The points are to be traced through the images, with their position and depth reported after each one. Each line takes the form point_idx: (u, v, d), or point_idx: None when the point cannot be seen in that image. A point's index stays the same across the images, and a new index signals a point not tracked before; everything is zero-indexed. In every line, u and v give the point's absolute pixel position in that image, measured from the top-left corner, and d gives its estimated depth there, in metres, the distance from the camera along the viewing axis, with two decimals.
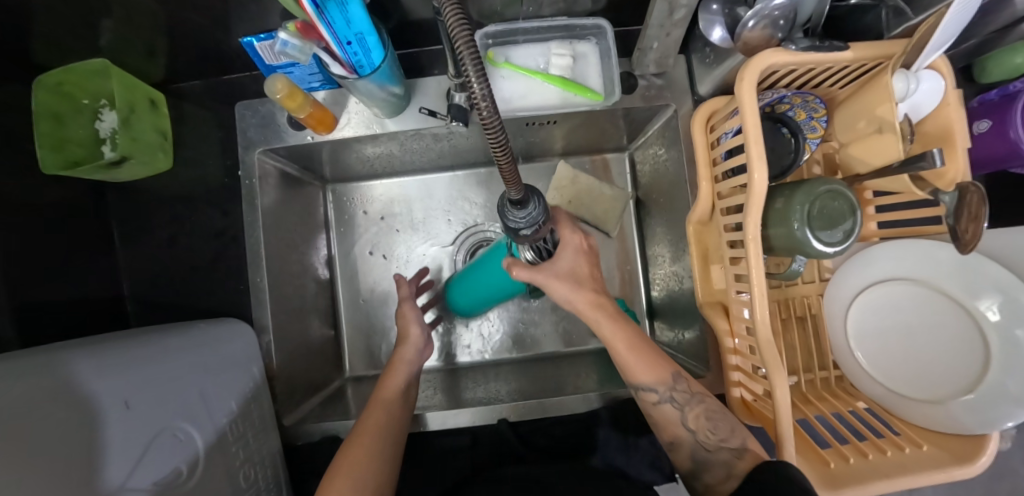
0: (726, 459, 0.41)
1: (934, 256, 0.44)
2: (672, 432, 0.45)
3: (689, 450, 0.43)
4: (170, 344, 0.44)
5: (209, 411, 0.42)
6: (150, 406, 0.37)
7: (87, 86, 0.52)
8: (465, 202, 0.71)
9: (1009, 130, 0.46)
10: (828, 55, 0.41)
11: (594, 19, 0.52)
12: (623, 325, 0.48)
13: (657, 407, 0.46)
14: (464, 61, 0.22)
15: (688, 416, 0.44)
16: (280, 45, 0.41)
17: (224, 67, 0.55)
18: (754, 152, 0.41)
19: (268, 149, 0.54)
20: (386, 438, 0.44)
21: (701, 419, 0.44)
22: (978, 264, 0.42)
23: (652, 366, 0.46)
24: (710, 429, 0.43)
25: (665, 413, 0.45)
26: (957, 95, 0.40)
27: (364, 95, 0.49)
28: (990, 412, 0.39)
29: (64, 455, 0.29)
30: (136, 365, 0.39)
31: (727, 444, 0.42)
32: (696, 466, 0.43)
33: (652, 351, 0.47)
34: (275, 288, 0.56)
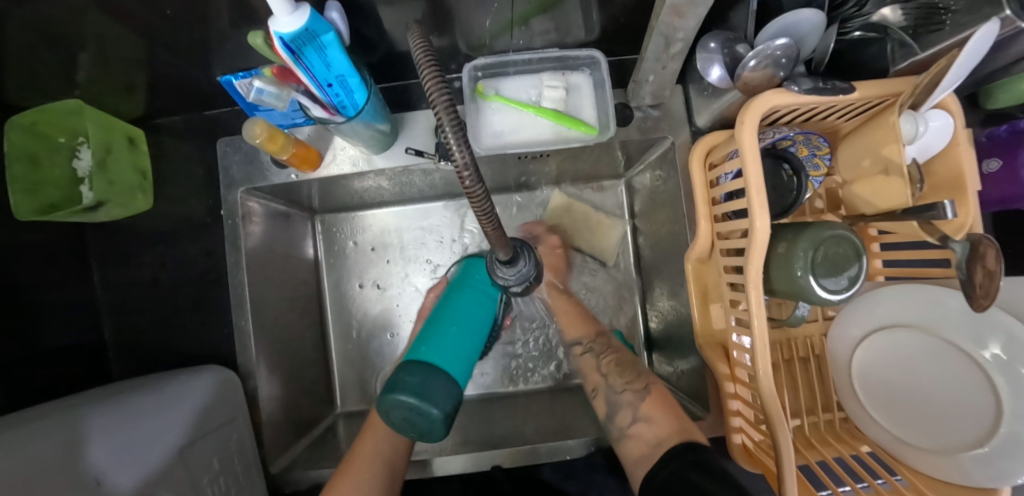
0: (630, 401, 0.46)
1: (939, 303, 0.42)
2: (591, 380, 0.51)
3: (604, 395, 0.48)
4: (146, 405, 0.42)
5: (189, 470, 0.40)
6: (124, 481, 0.35)
7: (64, 125, 0.51)
8: (457, 231, 0.70)
9: (1022, 169, 0.43)
10: (831, 98, 0.38)
11: (586, 50, 0.50)
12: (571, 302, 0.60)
13: (582, 356, 0.54)
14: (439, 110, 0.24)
15: (602, 364, 0.51)
16: (254, 92, 0.39)
17: (205, 102, 0.53)
18: (756, 199, 0.39)
19: (251, 188, 0.53)
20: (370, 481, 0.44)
21: (612, 365, 0.50)
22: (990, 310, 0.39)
23: (582, 325, 0.57)
24: (618, 374, 0.49)
25: (586, 362, 0.53)
26: (967, 135, 0.38)
27: (347, 134, 0.47)
28: (1001, 468, 0.37)
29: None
30: (111, 435, 0.38)
31: (632, 386, 0.47)
32: (611, 409, 0.47)
33: (583, 315, 0.58)
34: (262, 330, 0.54)
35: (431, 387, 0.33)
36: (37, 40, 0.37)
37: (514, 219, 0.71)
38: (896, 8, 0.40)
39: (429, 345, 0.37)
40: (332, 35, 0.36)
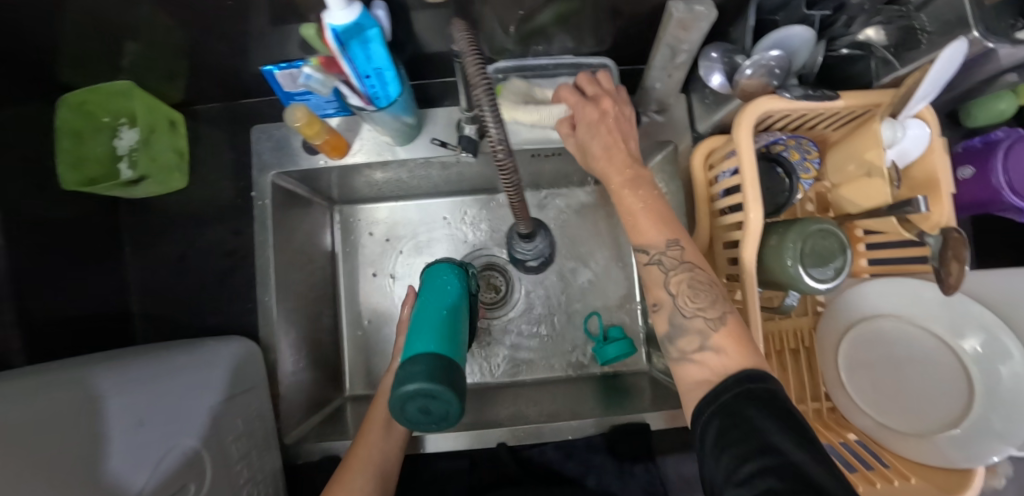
0: (700, 326, 0.37)
1: (922, 299, 0.46)
2: (654, 294, 0.41)
3: (667, 314, 0.39)
4: (183, 361, 0.44)
5: (217, 426, 0.42)
6: (163, 421, 0.37)
7: (109, 105, 0.53)
8: (468, 225, 0.73)
9: (992, 177, 0.47)
10: (820, 103, 0.43)
11: (599, 58, 0.54)
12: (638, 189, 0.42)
13: (645, 266, 0.41)
14: (480, 101, 0.30)
15: (669, 282, 0.40)
16: (303, 77, 0.42)
17: (242, 92, 0.57)
18: (751, 193, 0.43)
19: (281, 172, 0.56)
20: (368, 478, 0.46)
21: (684, 284, 0.39)
22: (963, 304, 0.44)
23: (661, 225, 0.41)
24: (691, 297, 0.39)
25: (649, 274, 0.41)
26: (941, 143, 0.43)
27: (379, 123, 0.51)
28: (975, 447, 0.40)
29: (62, 478, 0.28)
30: (140, 386, 0.38)
31: (705, 313, 0.38)
32: (672, 330, 0.39)
33: (665, 215, 0.42)
34: (283, 307, 0.57)
35: (427, 366, 0.32)
36: (105, 21, 0.41)
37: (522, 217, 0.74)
38: (879, 29, 0.45)
39: (416, 339, 0.37)
40: (376, 30, 0.40)
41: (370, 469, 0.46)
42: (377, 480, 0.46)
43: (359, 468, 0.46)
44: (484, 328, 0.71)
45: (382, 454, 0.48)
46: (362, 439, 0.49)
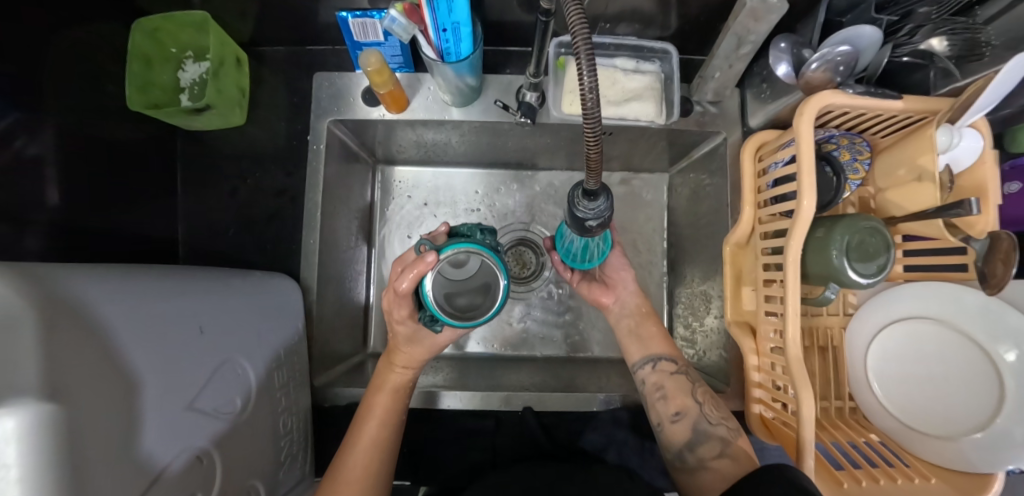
0: (723, 435, 0.47)
1: (963, 305, 0.46)
2: (679, 402, 0.50)
3: (694, 420, 0.49)
4: (238, 283, 0.43)
5: (264, 354, 0.43)
6: (220, 334, 0.37)
7: (179, 37, 0.54)
8: (506, 199, 0.74)
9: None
10: (884, 102, 0.44)
11: (662, 43, 0.55)
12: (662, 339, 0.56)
13: (672, 376, 0.52)
14: (580, 55, 0.30)
15: (697, 391, 0.51)
16: (387, 21, 0.44)
17: (308, 38, 0.58)
18: (806, 182, 0.44)
19: (338, 119, 0.57)
20: (388, 435, 0.47)
21: (708, 395, 0.51)
22: (1000, 313, 0.45)
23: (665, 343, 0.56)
24: (714, 407, 0.50)
25: (676, 382, 0.52)
26: (993, 155, 0.44)
27: (442, 79, 0.52)
28: (995, 452, 0.42)
29: (127, 376, 0.27)
30: (200, 294, 0.37)
31: (727, 422, 0.48)
32: (694, 437, 0.48)
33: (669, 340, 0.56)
34: (324, 253, 0.58)
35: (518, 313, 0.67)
36: None
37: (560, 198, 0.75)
38: (944, 39, 0.45)
39: None
40: None
41: (377, 443, 0.46)
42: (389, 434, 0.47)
43: (364, 444, 0.46)
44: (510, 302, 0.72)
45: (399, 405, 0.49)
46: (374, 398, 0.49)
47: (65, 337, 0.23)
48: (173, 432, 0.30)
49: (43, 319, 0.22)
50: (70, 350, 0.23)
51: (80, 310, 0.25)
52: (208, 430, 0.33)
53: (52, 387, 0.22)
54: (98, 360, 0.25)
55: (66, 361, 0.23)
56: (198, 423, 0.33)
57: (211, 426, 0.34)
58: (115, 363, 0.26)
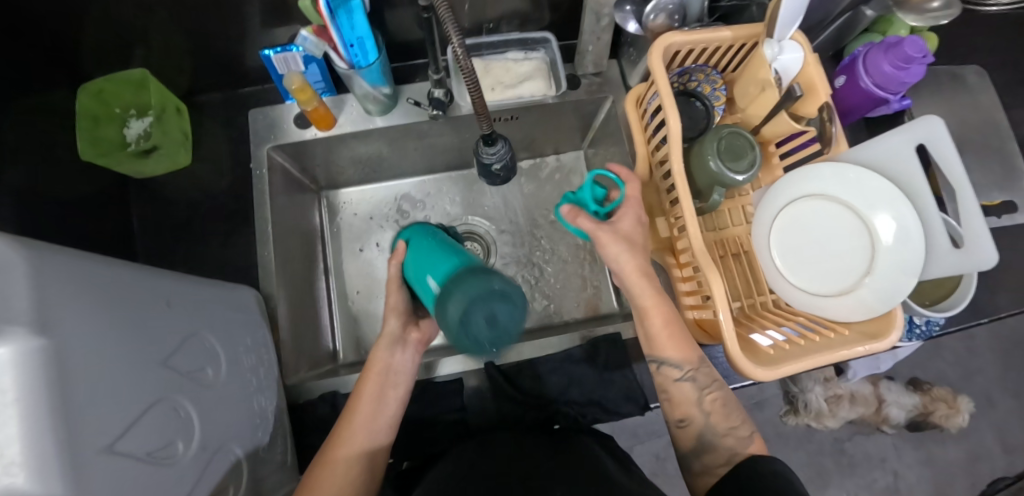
0: (732, 446, 0.47)
1: (840, 174, 0.52)
2: (683, 410, 0.50)
3: (699, 429, 0.49)
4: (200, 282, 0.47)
5: (229, 337, 0.46)
6: (186, 311, 0.40)
7: (121, 97, 0.61)
8: (444, 199, 0.81)
9: (859, 82, 0.55)
10: (713, 34, 0.53)
11: (541, 32, 0.63)
12: (672, 326, 0.50)
13: (677, 383, 0.50)
14: (446, 24, 0.39)
15: (705, 400, 0.50)
16: (300, 41, 0.52)
17: (240, 81, 0.66)
18: (669, 104, 0.51)
19: (275, 146, 0.64)
20: (354, 464, 0.44)
21: (717, 404, 0.49)
22: (857, 175, 0.51)
23: (682, 347, 0.50)
24: (724, 417, 0.49)
25: (683, 390, 0.50)
26: (815, 58, 0.53)
27: (358, 91, 0.60)
28: (883, 290, 0.49)
29: (108, 323, 0.30)
30: (168, 278, 0.41)
31: (738, 432, 0.48)
32: (699, 445, 0.48)
33: (684, 331, 0.50)
34: (279, 264, 0.62)
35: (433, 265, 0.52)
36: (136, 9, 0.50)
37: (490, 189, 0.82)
38: None
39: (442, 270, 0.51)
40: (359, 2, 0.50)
41: (355, 455, 0.44)
42: (360, 462, 0.44)
43: (339, 460, 0.44)
44: None
45: (371, 434, 0.46)
46: (348, 425, 0.46)
47: (54, 273, 0.27)
48: (153, 379, 0.33)
49: (35, 252, 0.26)
50: (56, 290, 0.27)
51: (62, 257, 0.29)
52: (182, 385, 0.36)
53: (46, 303, 0.26)
54: (84, 297, 0.29)
55: (52, 293, 0.26)
56: (172, 378, 0.36)
57: (185, 383, 0.37)
58: (101, 306, 0.30)
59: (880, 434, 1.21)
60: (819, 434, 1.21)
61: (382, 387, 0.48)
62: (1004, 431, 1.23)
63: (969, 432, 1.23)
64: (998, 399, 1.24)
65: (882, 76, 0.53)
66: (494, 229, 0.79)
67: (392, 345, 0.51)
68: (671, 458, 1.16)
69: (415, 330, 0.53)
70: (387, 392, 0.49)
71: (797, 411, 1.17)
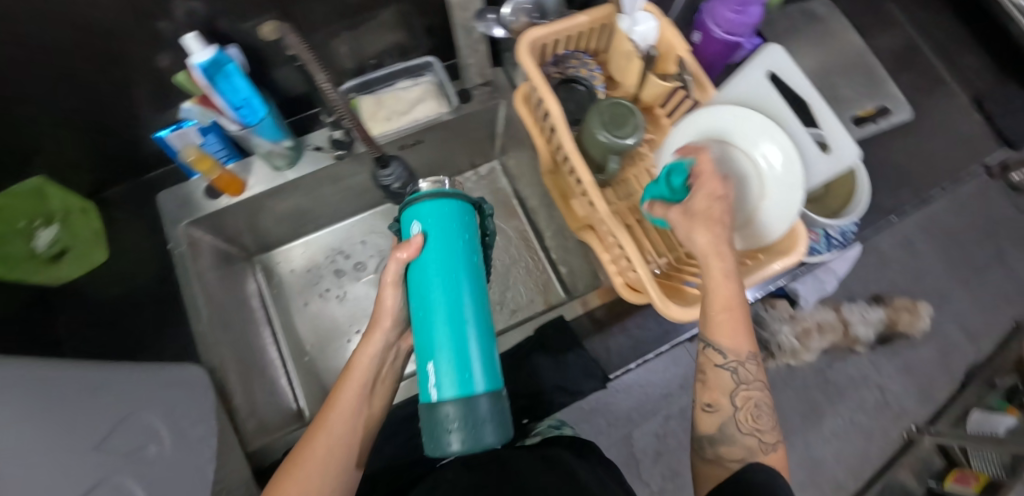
0: (751, 446, 0.43)
1: (721, 115, 0.53)
2: (713, 396, 0.46)
3: (723, 421, 0.44)
4: (128, 371, 0.46)
5: (170, 413, 0.47)
6: (118, 395, 0.44)
7: (18, 211, 0.59)
8: (375, 234, 0.83)
9: (713, 33, 0.59)
10: (570, 20, 0.56)
11: (421, 58, 0.66)
12: (728, 283, 0.43)
13: (716, 369, 0.45)
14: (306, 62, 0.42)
15: (738, 396, 0.45)
16: (183, 113, 0.53)
17: (143, 168, 0.67)
18: (546, 91, 0.54)
19: (191, 221, 0.64)
20: (343, 449, 0.39)
21: (749, 405, 0.45)
22: (727, 111, 0.53)
23: (737, 335, 0.44)
24: (756, 420, 0.44)
25: (721, 378, 0.45)
26: (667, 22, 0.57)
27: (259, 148, 0.61)
28: (782, 210, 0.49)
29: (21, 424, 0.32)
30: (99, 370, 0.44)
31: (761, 435, 0.44)
32: (718, 435, 0.44)
33: (741, 316, 0.44)
34: (218, 335, 0.62)
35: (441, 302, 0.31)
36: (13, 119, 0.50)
37: None
38: None
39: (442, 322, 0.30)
40: (233, 65, 0.52)
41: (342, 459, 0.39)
42: (348, 451, 0.39)
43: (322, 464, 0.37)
44: None
45: (355, 417, 0.41)
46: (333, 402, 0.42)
47: None
48: (89, 470, 0.37)
49: None
50: None
51: None
52: (122, 466, 0.40)
53: None
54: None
55: None
56: (106, 461, 0.39)
57: (123, 462, 0.40)
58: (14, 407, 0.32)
59: (851, 353, 1.32)
60: (801, 372, 1.31)
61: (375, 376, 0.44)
62: (962, 320, 1.36)
63: (932, 330, 1.35)
64: (949, 294, 1.37)
65: (728, 23, 0.57)
66: None
67: (383, 350, 0.44)
68: (671, 433, 1.19)
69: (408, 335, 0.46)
70: (376, 387, 0.45)
71: (774, 355, 1.24)
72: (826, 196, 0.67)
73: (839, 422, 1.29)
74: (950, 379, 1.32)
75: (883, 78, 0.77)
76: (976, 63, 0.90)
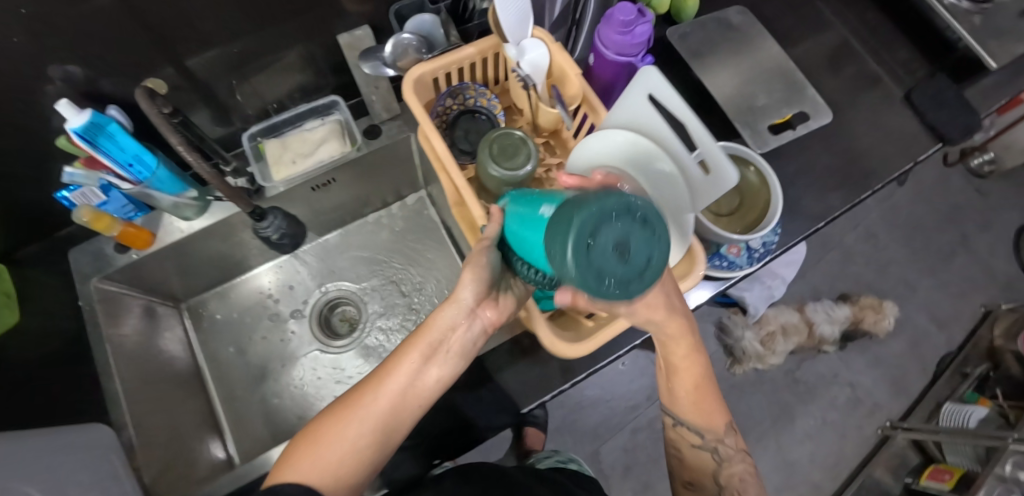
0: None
1: (608, 139, 0.49)
2: (694, 460, 0.50)
3: (710, 480, 0.49)
4: (29, 435, 0.46)
5: (77, 471, 0.46)
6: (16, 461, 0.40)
7: None
8: (301, 273, 0.84)
9: (604, 56, 0.57)
10: (454, 54, 0.55)
11: (326, 97, 0.67)
12: (693, 354, 0.46)
13: (676, 429, 0.50)
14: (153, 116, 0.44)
15: (719, 458, 0.49)
16: (67, 176, 0.54)
17: (53, 225, 0.67)
18: (430, 128, 0.53)
19: (103, 276, 0.64)
20: (367, 426, 0.38)
21: (733, 477, 0.48)
22: (610, 135, 0.49)
23: (700, 407, 0.48)
24: (739, 484, 0.48)
25: (686, 439, 0.50)
26: (557, 46, 0.55)
27: (159, 201, 0.62)
28: (675, 232, 0.48)
29: None
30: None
31: (748, 492, 0.47)
32: (700, 490, 0.50)
33: (706, 389, 0.48)
34: (130, 389, 0.61)
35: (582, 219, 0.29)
36: None
37: (343, 249, 0.85)
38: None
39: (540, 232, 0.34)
40: (116, 125, 0.51)
41: (373, 422, 0.39)
42: (372, 429, 0.39)
43: (358, 416, 0.38)
44: (331, 354, 0.81)
45: (399, 397, 0.40)
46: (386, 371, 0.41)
47: None
48: None
49: None
50: None
51: None
52: None
53: None
54: None
55: None
56: None
57: None
58: None
59: (820, 352, 1.31)
60: (769, 374, 1.30)
61: (429, 357, 0.41)
62: (932, 309, 1.36)
63: (901, 323, 1.35)
64: (916, 284, 1.37)
65: (616, 45, 0.55)
66: (360, 287, 0.84)
67: (461, 314, 0.41)
68: (638, 446, 1.25)
69: (489, 308, 0.43)
70: (437, 356, 0.41)
71: (740, 360, 1.26)
72: (741, 209, 0.65)
73: (810, 422, 1.28)
74: (922, 370, 1.31)
75: (801, 83, 0.76)
76: (909, 56, 0.89)
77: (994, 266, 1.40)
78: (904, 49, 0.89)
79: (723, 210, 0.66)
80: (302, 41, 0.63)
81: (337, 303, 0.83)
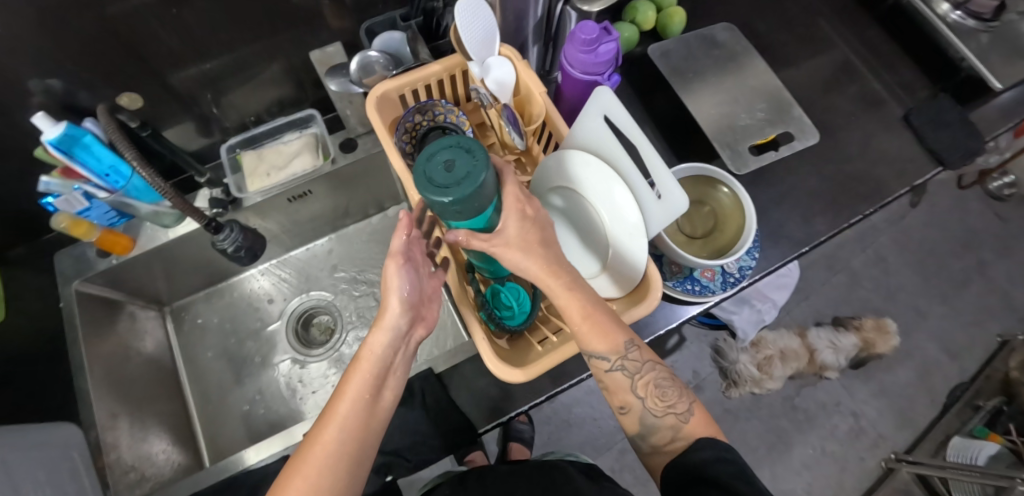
0: (672, 423, 0.42)
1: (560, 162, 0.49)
2: (621, 397, 0.44)
3: (638, 414, 0.43)
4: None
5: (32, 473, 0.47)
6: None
7: None
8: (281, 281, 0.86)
9: (571, 74, 0.56)
10: (419, 72, 0.56)
11: (304, 111, 0.69)
12: (577, 291, 0.39)
13: (608, 373, 0.42)
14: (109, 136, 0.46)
15: (637, 384, 0.43)
16: (42, 186, 0.55)
17: (40, 228, 0.69)
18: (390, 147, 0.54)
19: (83, 280, 0.66)
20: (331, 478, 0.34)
21: (650, 386, 0.42)
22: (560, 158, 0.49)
23: (608, 335, 0.40)
24: (659, 394, 0.42)
25: (614, 379, 0.43)
26: (521, 64, 0.55)
27: (137, 209, 0.64)
28: (628, 254, 0.46)
29: None
30: None
31: (675, 407, 0.42)
32: (644, 429, 0.43)
33: (604, 317, 0.40)
34: (103, 389, 0.63)
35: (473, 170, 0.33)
36: None
37: (323, 259, 0.87)
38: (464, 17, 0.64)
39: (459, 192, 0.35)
40: (91, 138, 0.53)
41: (339, 465, 0.34)
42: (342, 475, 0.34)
43: (316, 469, 0.33)
44: (307, 362, 0.81)
45: (353, 438, 0.35)
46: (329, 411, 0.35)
47: None
48: None
49: None
50: None
51: None
52: None
53: None
54: None
55: None
56: None
57: None
58: None
59: (821, 378, 1.26)
60: (765, 399, 1.25)
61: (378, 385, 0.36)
62: (943, 338, 1.29)
63: (909, 351, 1.29)
64: (927, 310, 1.31)
65: (582, 64, 0.54)
66: (338, 298, 0.85)
67: (395, 340, 0.36)
68: (625, 467, 1.22)
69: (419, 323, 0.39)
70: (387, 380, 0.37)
71: (737, 383, 1.21)
72: (715, 231, 0.63)
73: (809, 451, 1.22)
74: (931, 401, 1.25)
75: (789, 102, 0.75)
76: (912, 75, 0.83)
77: (1012, 293, 1.33)
78: (907, 66, 0.84)
79: (698, 232, 0.64)
80: (281, 55, 0.65)
81: (315, 311, 0.85)
